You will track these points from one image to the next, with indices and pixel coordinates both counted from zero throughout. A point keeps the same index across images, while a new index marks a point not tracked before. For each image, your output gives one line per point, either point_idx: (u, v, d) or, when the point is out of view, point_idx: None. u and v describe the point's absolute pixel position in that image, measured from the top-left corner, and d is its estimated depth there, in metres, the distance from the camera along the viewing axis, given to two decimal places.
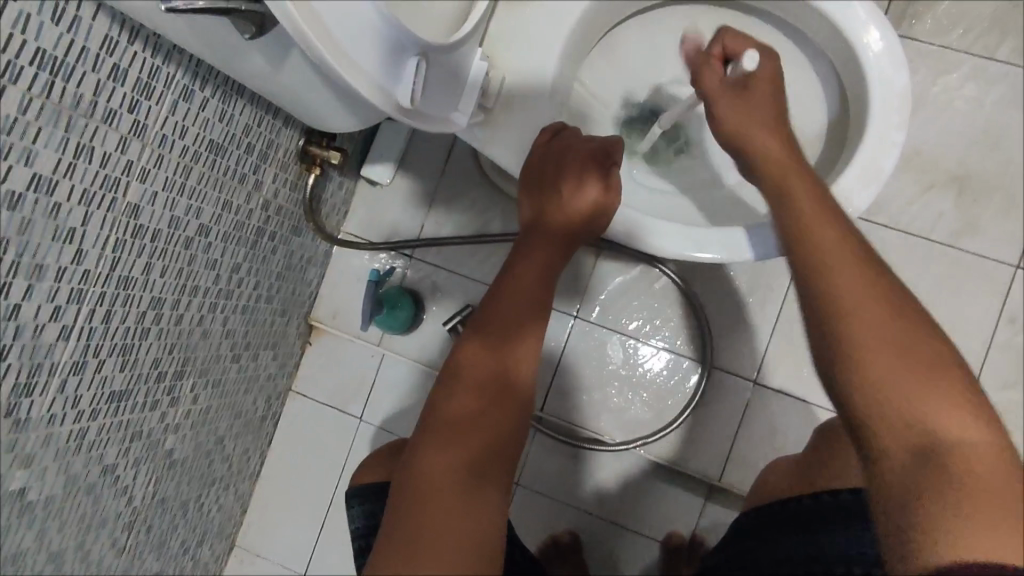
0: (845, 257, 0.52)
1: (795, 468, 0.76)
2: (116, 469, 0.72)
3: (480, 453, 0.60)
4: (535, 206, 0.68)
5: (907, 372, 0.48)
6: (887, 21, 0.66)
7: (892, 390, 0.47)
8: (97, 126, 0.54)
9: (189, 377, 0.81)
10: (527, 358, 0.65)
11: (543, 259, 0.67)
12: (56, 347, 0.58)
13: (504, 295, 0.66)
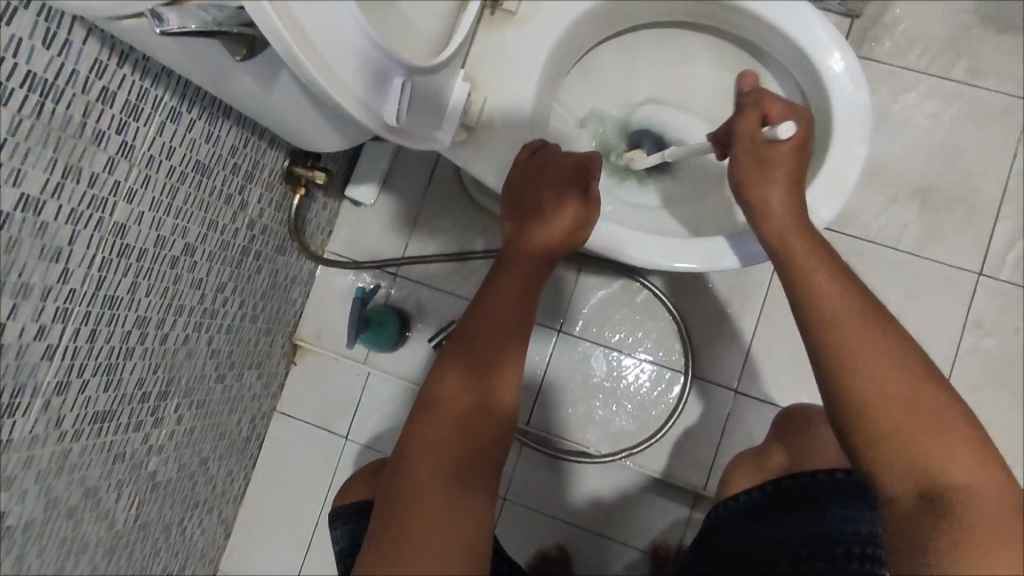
0: (855, 321, 0.60)
1: (753, 456, 0.80)
2: (98, 491, 0.71)
3: (467, 459, 0.61)
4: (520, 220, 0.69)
5: (913, 420, 0.56)
6: (847, 43, 0.70)
7: (897, 437, 0.56)
8: (86, 147, 0.55)
9: (173, 398, 0.80)
10: (512, 369, 0.66)
11: (527, 272, 0.69)
12: (40, 367, 0.58)
13: (486, 306, 0.67)
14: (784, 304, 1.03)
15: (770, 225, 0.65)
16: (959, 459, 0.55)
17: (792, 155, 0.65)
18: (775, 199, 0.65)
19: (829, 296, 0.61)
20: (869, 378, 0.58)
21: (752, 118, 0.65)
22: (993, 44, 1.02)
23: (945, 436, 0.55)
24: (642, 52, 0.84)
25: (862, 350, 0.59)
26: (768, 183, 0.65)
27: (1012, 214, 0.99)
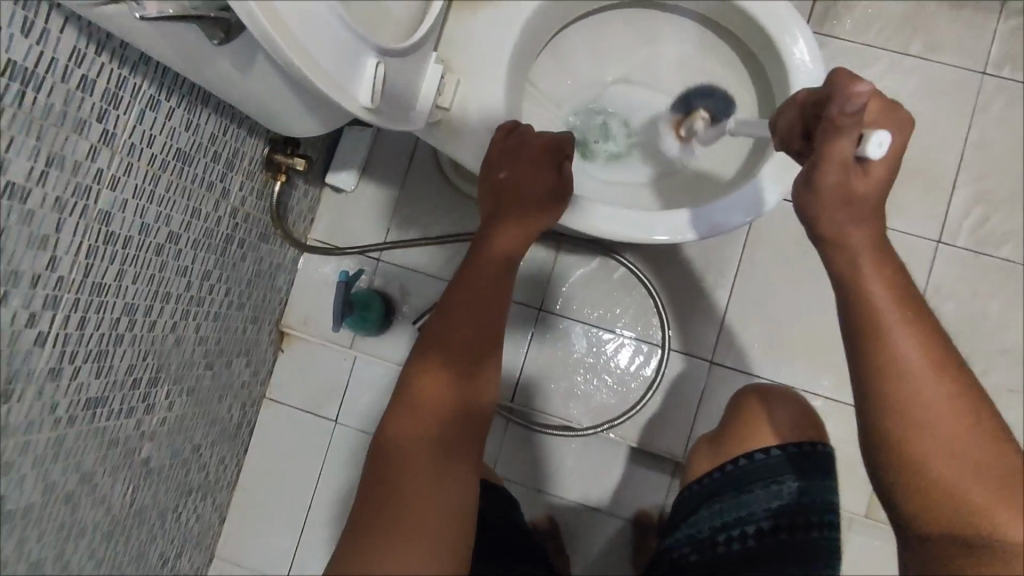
0: (921, 363, 0.52)
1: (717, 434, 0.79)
2: (94, 477, 0.72)
3: (448, 427, 0.63)
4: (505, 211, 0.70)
5: (964, 475, 0.52)
6: (806, 22, 0.72)
7: (947, 490, 0.52)
8: (67, 136, 0.57)
9: (164, 385, 0.82)
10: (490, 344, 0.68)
11: (505, 244, 0.70)
12: (33, 353, 0.59)
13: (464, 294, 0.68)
14: (755, 276, 1.07)
15: (841, 257, 0.54)
16: (998, 515, 0.51)
17: (885, 184, 0.52)
18: (858, 235, 0.53)
19: (896, 331, 0.52)
20: (920, 414, 0.52)
21: (847, 140, 0.50)
22: (948, 20, 1.06)
23: (1001, 493, 0.51)
24: (610, 33, 0.86)
25: (920, 392, 0.52)
26: (854, 220, 0.52)
27: (967, 183, 1.03)
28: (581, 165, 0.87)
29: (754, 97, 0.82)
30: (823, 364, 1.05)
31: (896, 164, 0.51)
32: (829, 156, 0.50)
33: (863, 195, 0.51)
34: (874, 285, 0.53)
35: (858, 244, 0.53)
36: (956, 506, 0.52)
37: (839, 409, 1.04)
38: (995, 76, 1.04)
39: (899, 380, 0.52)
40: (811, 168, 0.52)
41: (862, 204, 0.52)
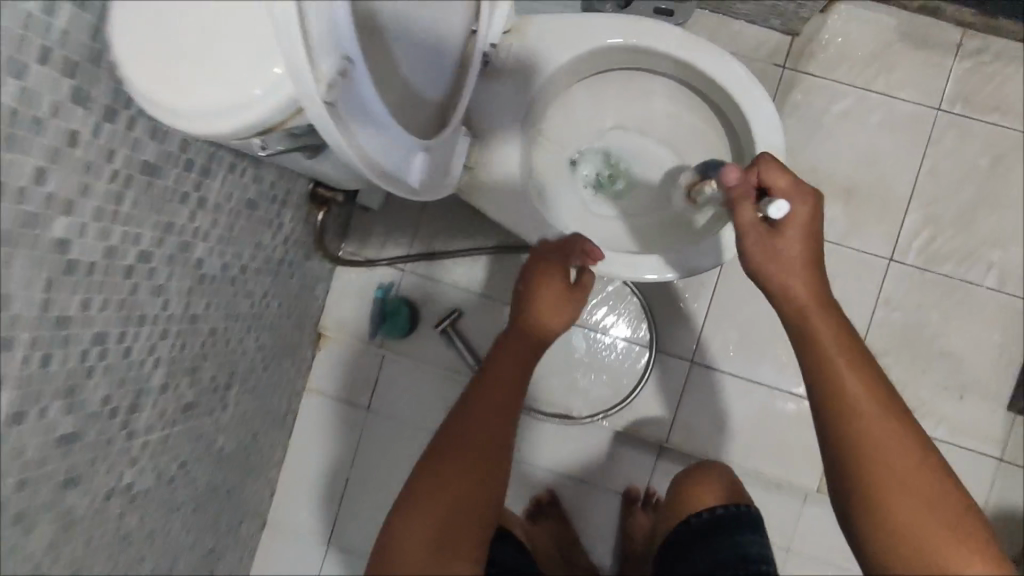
0: (866, 399, 0.66)
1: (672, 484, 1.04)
2: (187, 464, 0.92)
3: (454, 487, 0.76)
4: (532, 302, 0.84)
5: (916, 509, 0.63)
6: (770, 100, 0.85)
7: (912, 540, 0.62)
8: (178, 208, 0.71)
9: (234, 386, 1.00)
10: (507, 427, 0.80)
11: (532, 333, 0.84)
12: (151, 374, 0.77)
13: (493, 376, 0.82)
14: (733, 286, 1.23)
15: (789, 306, 0.70)
16: (938, 523, 0.62)
17: (805, 240, 0.69)
18: (799, 285, 0.69)
19: (846, 378, 0.67)
20: (871, 441, 0.65)
21: (749, 212, 0.70)
22: (910, 60, 1.19)
23: (953, 532, 0.61)
24: (606, 88, 0.98)
25: (868, 422, 0.65)
26: (793, 272, 0.69)
27: (918, 208, 1.19)
28: (585, 205, 0.99)
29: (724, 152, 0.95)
30: (788, 364, 1.22)
31: (803, 220, 0.69)
32: (745, 225, 0.70)
33: (785, 250, 0.69)
34: (822, 333, 0.68)
35: (797, 294, 0.69)
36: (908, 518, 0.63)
37: (800, 402, 1.22)
38: (948, 113, 1.18)
39: (852, 413, 0.66)
40: (738, 235, 0.71)
41: (791, 258, 0.69)
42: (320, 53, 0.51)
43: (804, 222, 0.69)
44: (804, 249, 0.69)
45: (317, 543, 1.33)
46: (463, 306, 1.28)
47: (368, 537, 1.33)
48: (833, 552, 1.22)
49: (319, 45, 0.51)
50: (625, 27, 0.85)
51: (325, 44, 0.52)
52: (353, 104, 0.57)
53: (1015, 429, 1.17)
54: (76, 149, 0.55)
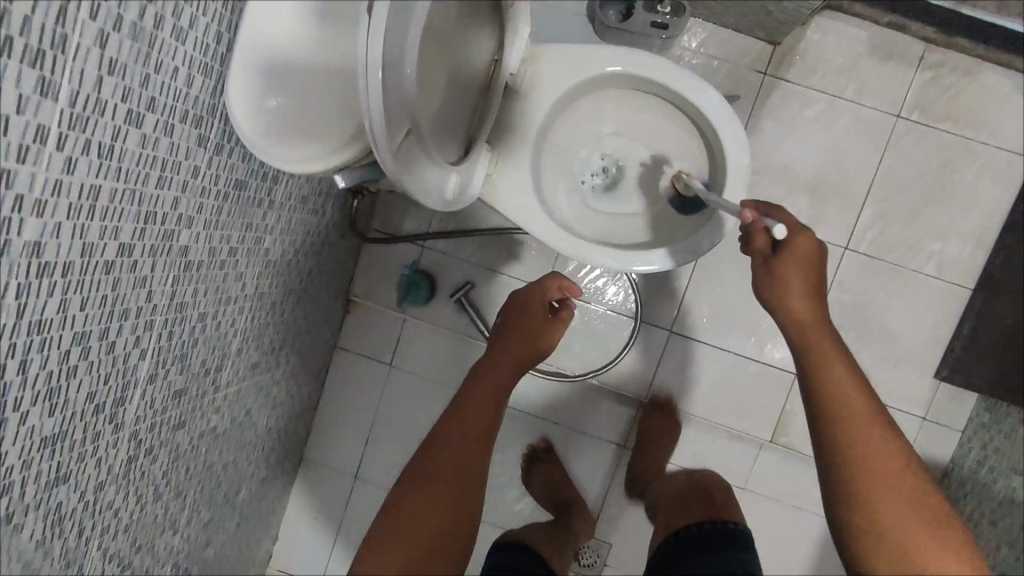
0: (864, 413, 0.81)
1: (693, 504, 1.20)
2: (251, 410, 1.14)
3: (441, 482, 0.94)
4: (523, 334, 1.13)
5: (897, 511, 0.76)
6: (742, 127, 1.02)
7: (890, 535, 0.75)
8: (257, 210, 0.89)
9: (285, 346, 1.20)
10: (478, 462, 0.98)
11: (515, 349, 1.12)
12: (233, 340, 0.97)
13: (471, 401, 1.03)
14: (709, 267, 1.42)
15: (794, 325, 0.87)
16: (915, 527, 0.75)
17: (805, 268, 0.87)
18: (801, 307, 0.87)
19: (845, 390, 0.82)
20: (863, 446, 0.79)
21: (761, 239, 0.89)
22: (878, 70, 1.33)
23: (925, 533, 0.75)
24: (605, 104, 1.13)
25: (861, 430, 0.80)
26: (789, 292, 0.87)
27: (873, 204, 1.36)
28: (584, 204, 1.15)
29: (704, 164, 1.11)
30: (752, 335, 1.43)
31: (804, 250, 0.86)
32: (756, 251, 0.90)
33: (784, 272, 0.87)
34: (823, 350, 0.85)
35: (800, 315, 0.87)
36: (892, 521, 0.76)
37: (761, 367, 1.43)
38: (907, 119, 1.34)
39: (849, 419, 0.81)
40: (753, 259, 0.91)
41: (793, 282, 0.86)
42: (394, 121, 0.70)
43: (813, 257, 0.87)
44: (803, 276, 0.86)
45: (347, 474, 1.58)
46: (475, 278, 1.47)
47: (389, 471, 1.57)
48: (781, 491, 1.46)
49: (394, 113, 0.68)
50: (621, 57, 1.02)
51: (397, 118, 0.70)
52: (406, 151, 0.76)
53: (939, 394, 1.38)
54: (196, 179, 0.72)
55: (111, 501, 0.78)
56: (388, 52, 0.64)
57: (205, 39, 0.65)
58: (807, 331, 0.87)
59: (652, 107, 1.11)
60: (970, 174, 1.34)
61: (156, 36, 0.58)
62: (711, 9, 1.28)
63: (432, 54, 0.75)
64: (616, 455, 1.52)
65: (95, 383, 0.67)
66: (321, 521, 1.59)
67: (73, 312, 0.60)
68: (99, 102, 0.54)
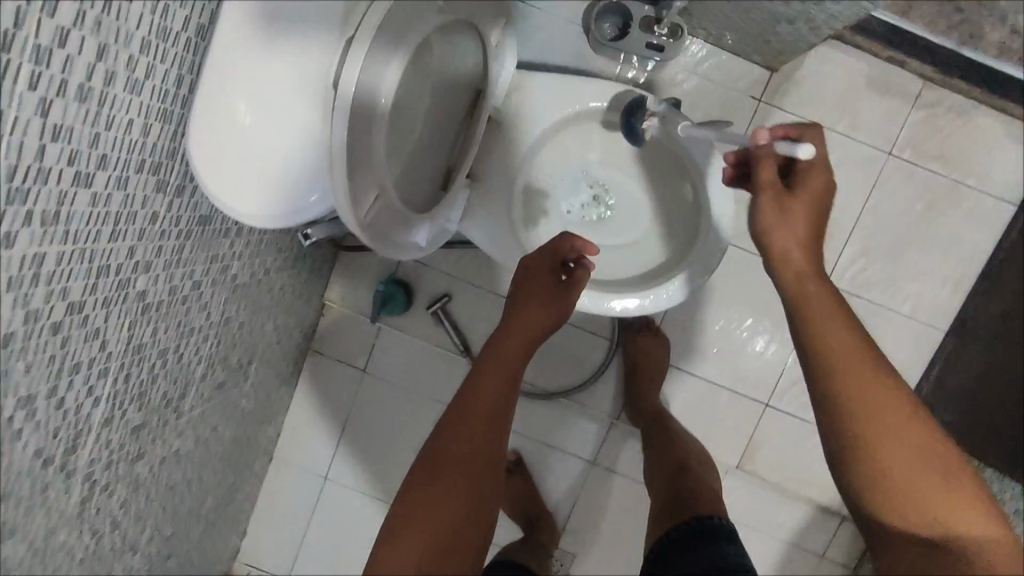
0: (853, 352, 0.75)
1: (673, 501, 1.11)
2: (217, 426, 1.12)
3: (456, 475, 0.83)
4: (537, 291, 0.95)
5: (900, 452, 0.70)
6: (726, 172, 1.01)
7: (888, 478, 0.70)
8: (223, 242, 0.86)
9: (254, 361, 1.18)
10: (496, 446, 0.87)
11: (531, 320, 0.94)
12: (197, 368, 0.94)
13: (483, 385, 0.89)
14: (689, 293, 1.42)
15: (786, 269, 0.81)
16: (920, 468, 0.69)
17: (809, 202, 0.80)
18: (792, 248, 0.80)
19: (830, 330, 0.76)
20: (854, 385, 0.73)
21: (770, 167, 0.79)
22: (873, 105, 1.31)
23: (933, 471, 0.69)
24: (592, 138, 1.08)
25: (853, 371, 0.74)
26: (787, 231, 0.80)
27: (857, 240, 1.35)
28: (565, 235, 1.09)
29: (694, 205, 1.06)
30: (727, 362, 1.45)
31: (814, 185, 0.79)
32: (762, 184, 0.80)
33: (791, 207, 0.79)
34: (810, 291, 0.79)
35: (794, 257, 0.80)
36: (892, 463, 0.70)
37: (733, 394, 1.46)
38: (897, 157, 1.32)
39: (840, 361, 0.74)
40: (755, 190, 0.81)
41: (793, 217, 0.79)
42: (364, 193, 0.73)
43: (810, 196, 0.80)
44: (805, 212, 0.80)
45: (317, 475, 1.57)
46: (454, 290, 1.45)
47: (359, 475, 1.56)
48: (744, 514, 1.49)
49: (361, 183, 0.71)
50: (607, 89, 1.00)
51: (363, 185, 0.73)
52: (380, 209, 0.77)
53: None
54: (155, 224, 0.68)
55: (62, 543, 0.76)
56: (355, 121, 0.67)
57: (165, 86, 0.61)
58: (798, 279, 0.80)
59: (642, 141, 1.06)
60: (953, 217, 1.33)
61: (108, 93, 0.54)
62: (710, 33, 1.24)
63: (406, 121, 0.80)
64: (585, 470, 1.54)
65: (43, 439, 0.64)
66: (291, 518, 1.59)
67: (18, 378, 0.56)
68: (43, 170, 0.49)
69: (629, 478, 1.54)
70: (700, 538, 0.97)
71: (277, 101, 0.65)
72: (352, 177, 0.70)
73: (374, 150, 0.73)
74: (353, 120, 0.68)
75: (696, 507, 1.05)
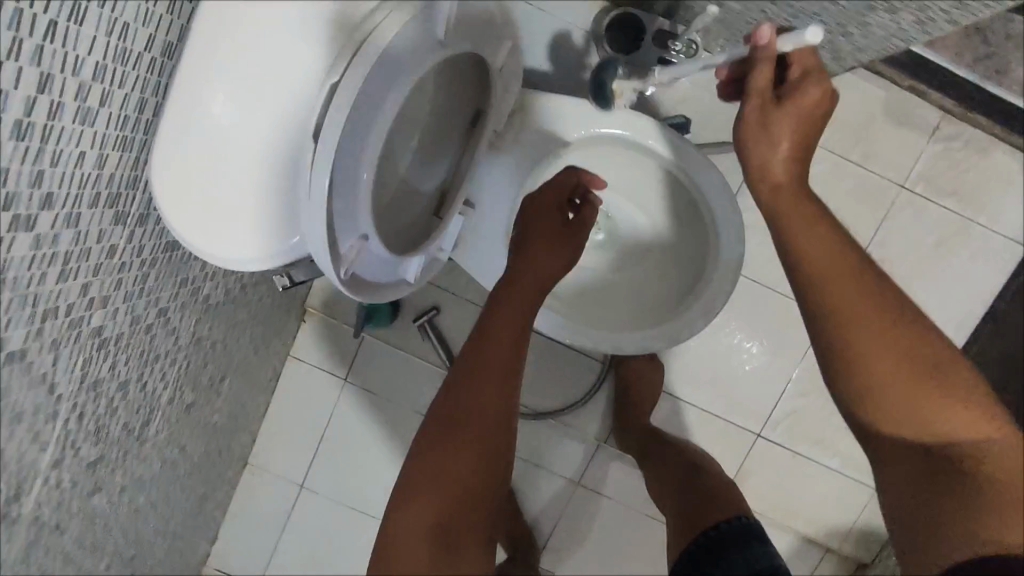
0: (836, 260, 0.70)
1: (690, 507, 1.03)
2: (185, 444, 1.05)
3: (463, 433, 0.76)
4: (542, 227, 0.88)
5: (887, 362, 0.67)
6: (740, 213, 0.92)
7: (875, 388, 0.68)
8: (193, 264, 0.80)
9: (228, 377, 1.12)
10: (503, 399, 0.79)
11: (539, 259, 0.87)
12: (162, 392, 0.88)
13: (494, 333, 0.83)
14: None
15: (762, 180, 0.75)
16: (904, 374, 0.67)
17: (806, 109, 0.71)
18: (777, 160, 0.73)
19: (811, 239, 0.71)
20: (840, 298, 0.68)
21: (764, 74, 0.69)
22: (889, 135, 1.26)
23: (922, 378, 0.67)
24: (597, 163, 1.00)
25: (839, 283, 0.69)
26: (771, 144, 0.72)
27: None
28: None
29: (699, 246, 0.98)
30: (721, 389, 1.41)
31: (820, 95, 0.69)
32: (753, 90, 0.70)
33: (780, 116, 0.71)
34: (790, 202, 0.73)
35: (775, 164, 0.73)
36: (880, 375, 0.68)
37: (725, 422, 1.42)
38: (910, 190, 1.27)
39: (826, 272, 0.69)
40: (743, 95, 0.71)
41: (783, 123, 0.71)
42: (345, 241, 0.67)
43: (803, 105, 0.71)
44: (798, 119, 0.71)
45: (293, 482, 1.49)
46: (443, 303, 1.39)
47: (337, 486, 1.50)
48: None
49: (340, 233, 0.65)
50: (615, 118, 0.92)
51: (345, 232, 0.66)
52: (365, 256, 0.71)
53: None
54: (113, 258, 0.62)
55: None
56: (338, 164, 0.61)
57: (122, 111, 0.54)
58: (780, 193, 0.73)
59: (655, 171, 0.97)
60: (964, 254, 1.29)
61: (53, 126, 0.46)
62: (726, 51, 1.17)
63: (393, 154, 0.73)
64: (570, 489, 1.50)
65: None
66: (261, 524, 1.51)
67: None
68: None
69: (615, 499, 1.51)
70: (736, 547, 0.89)
71: (253, 150, 0.59)
72: (333, 225, 0.64)
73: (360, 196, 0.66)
74: (337, 167, 0.61)
75: (720, 510, 0.97)
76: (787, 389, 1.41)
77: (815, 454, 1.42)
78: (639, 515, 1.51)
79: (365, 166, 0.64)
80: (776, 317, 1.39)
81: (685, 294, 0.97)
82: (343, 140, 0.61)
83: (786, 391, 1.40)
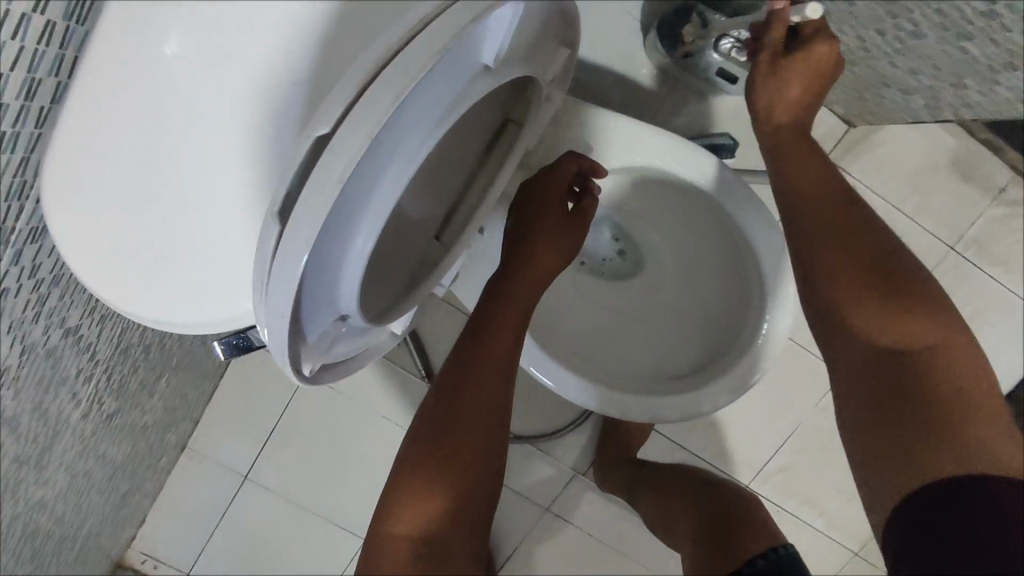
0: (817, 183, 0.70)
1: (712, 528, 0.88)
2: (102, 452, 0.89)
3: (464, 421, 0.64)
4: (547, 214, 0.75)
5: (862, 285, 0.63)
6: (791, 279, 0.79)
7: (850, 322, 0.63)
8: None
9: (164, 373, 0.95)
10: (506, 386, 0.67)
11: (548, 252, 0.74)
12: (71, 411, 0.70)
13: (501, 326, 0.70)
14: None
15: (765, 123, 0.76)
16: (879, 298, 0.62)
17: (817, 69, 0.71)
18: (782, 107, 0.74)
19: (794, 163, 0.72)
20: (814, 217, 0.68)
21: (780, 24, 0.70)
22: (947, 191, 1.12)
23: (904, 302, 0.61)
24: (646, 198, 0.89)
25: (814, 203, 0.69)
26: (779, 88, 0.73)
27: None
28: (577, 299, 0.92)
29: (733, 301, 0.85)
30: (714, 435, 1.30)
31: (832, 55, 0.70)
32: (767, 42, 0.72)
33: (789, 70, 0.72)
34: (787, 139, 0.74)
35: (781, 104, 0.74)
36: (855, 297, 0.63)
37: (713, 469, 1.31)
38: (959, 254, 1.14)
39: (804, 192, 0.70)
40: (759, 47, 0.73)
41: (794, 74, 0.72)
42: (318, 323, 0.52)
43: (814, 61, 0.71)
44: (806, 74, 0.72)
45: (234, 475, 1.33)
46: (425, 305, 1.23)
47: (281, 483, 1.35)
48: None
49: (310, 318, 0.50)
50: (666, 151, 0.80)
51: (319, 314, 0.51)
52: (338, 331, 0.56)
53: None
54: None
55: None
56: (321, 245, 0.45)
57: None
58: (784, 132, 0.74)
59: (689, 211, 0.86)
60: (1002, 329, 1.17)
61: None
62: None
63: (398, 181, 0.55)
64: (537, 515, 1.39)
65: None
66: (193, 516, 1.35)
67: None
68: None
69: (583, 531, 1.41)
70: None
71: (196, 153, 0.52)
72: (305, 312, 0.49)
73: (343, 274, 0.50)
74: (319, 249, 0.45)
75: (752, 540, 0.81)
76: (785, 443, 1.31)
77: (800, 511, 1.33)
78: (607, 548, 1.42)
79: (361, 236, 0.48)
80: (786, 367, 1.27)
81: (711, 347, 0.86)
82: (331, 219, 0.44)
83: (784, 445, 1.30)
